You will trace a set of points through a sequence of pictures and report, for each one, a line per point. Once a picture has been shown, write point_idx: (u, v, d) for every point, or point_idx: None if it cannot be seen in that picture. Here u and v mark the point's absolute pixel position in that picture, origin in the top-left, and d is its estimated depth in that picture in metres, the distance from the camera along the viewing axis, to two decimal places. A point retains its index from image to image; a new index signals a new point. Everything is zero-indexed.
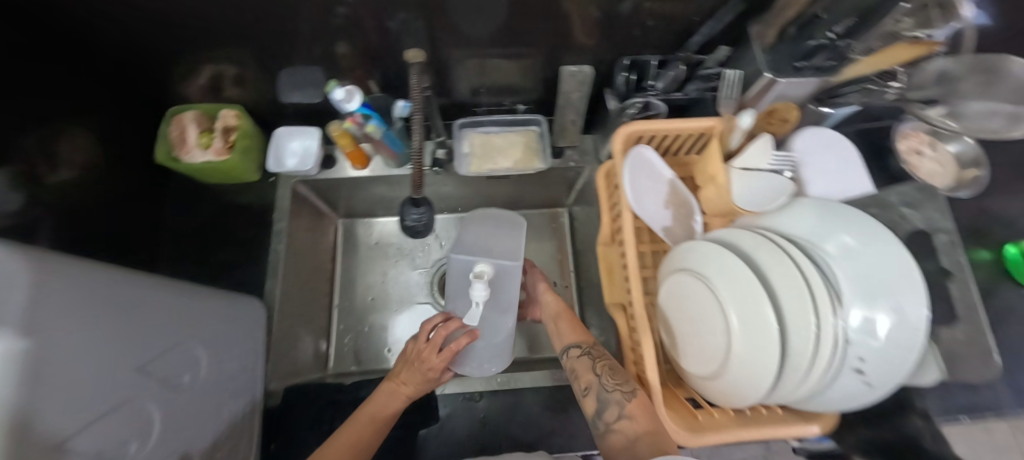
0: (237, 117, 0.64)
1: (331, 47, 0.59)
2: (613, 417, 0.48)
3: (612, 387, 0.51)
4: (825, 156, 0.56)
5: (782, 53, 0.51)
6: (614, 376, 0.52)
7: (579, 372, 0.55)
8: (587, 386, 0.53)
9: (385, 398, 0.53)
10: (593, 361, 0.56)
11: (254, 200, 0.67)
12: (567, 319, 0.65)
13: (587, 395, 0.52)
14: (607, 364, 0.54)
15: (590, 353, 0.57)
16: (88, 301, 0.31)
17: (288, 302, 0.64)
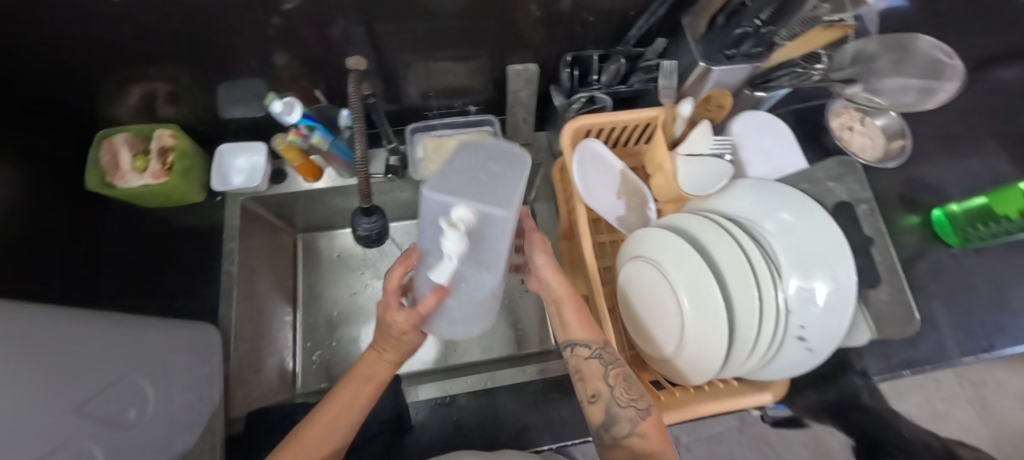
0: (175, 136, 0.61)
1: (269, 59, 0.57)
2: (623, 432, 0.43)
3: (625, 402, 0.43)
4: (763, 137, 0.61)
5: (714, 42, 0.53)
6: (632, 393, 0.44)
7: (585, 375, 0.46)
8: (595, 392, 0.45)
9: (361, 376, 0.47)
10: (604, 367, 0.46)
11: (201, 222, 0.65)
12: (575, 305, 0.48)
13: (594, 403, 0.45)
14: (622, 374, 0.45)
15: (601, 358, 0.46)
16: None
17: (244, 324, 0.62)
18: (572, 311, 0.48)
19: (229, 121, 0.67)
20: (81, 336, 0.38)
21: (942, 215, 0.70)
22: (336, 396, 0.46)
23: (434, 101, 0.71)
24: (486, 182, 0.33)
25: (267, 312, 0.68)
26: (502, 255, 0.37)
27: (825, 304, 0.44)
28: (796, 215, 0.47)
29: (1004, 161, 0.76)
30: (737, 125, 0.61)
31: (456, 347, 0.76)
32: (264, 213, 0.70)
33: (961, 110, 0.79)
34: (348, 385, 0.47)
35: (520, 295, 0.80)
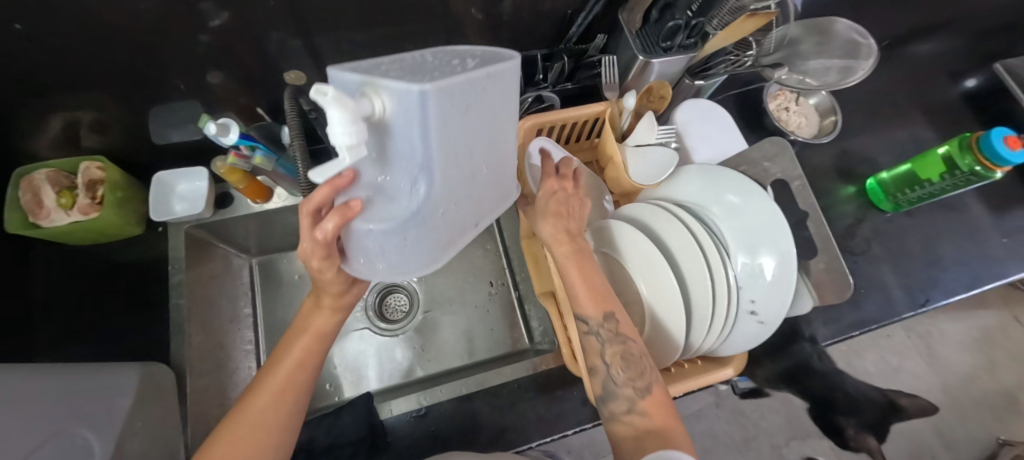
0: (103, 168, 0.57)
1: (202, 78, 0.54)
2: (621, 408, 0.40)
3: (623, 380, 0.41)
4: (704, 124, 0.63)
5: (650, 35, 0.55)
6: (632, 370, 0.41)
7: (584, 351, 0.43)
8: (592, 366, 0.42)
9: (302, 330, 0.45)
10: (602, 344, 0.41)
11: (143, 257, 0.61)
12: (580, 269, 0.43)
13: (592, 377, 0.42)
14: (622, 352, 0.41)
15: (599, 335, 0.42)
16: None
17: (199, 359, 0.59)
18: (574, 274, 0.43)
19: (166, 147, 0.64)
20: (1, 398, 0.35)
21: (875, 183, 0.76)
22: (277, 358, 0.43)
23: None
24: (412, 72, 0.28)
25: (225, 343, 0.65)
26: (427, 153, 0.28)
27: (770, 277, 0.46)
28: (739, 196, 0.50)
29: (923, 128, 0.83)
30: (680, 113, 0.63)
31: (430, 356, 0.75)
32: (213, 240, 0.67)
33: (883, 84, 0.85)
34: (291, 341, 0.44)
35: (490, 297, 0.80)
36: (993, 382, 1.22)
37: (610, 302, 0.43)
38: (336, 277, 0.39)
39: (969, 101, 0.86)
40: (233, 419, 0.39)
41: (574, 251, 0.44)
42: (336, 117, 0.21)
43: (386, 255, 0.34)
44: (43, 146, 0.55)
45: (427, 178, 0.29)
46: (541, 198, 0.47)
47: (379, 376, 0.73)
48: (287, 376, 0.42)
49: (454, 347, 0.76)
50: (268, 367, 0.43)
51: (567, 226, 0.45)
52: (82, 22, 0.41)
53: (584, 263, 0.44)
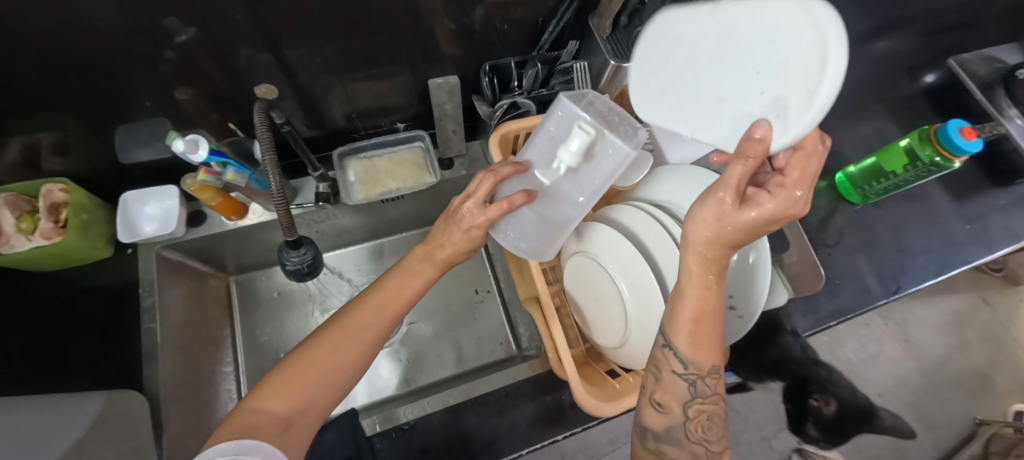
0: (68, 190, 0.55)
1: (169, 96, 0.53)
2: (675, 454, 0.42)
3: (696, 438, 0.41)
4: None
5: (621, 40, 0.56)
6: (710, 434, 0.41)
7: (666, 386, 0.41)
8: (664, 404, 0.41)
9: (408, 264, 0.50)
10: (693, 395, 0.40)
11: (110, 281, 0.59)
12: (704, 312, 0.38)
13: (656, 410, 0.42)
14: (708, 413, 0.40)
15: (693, 386, 0.40)
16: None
17: (175, 384, 0.56)
18: (690, 318, 0.38)
19: (133, 167, 0.62)
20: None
21: (843, 177, 0.78)
22: (382, 289, 0.48)
23: (360, 122, 0.70)
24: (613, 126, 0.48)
25: (203, 365, 0.63)
26: (601, 183, 0.48)
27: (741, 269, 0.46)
28: None
29: (885, 123, 0.86)
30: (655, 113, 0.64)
31: (418, 368, 0.74)
32: (187, 260, 0.65)
33: (845, 82, 0.89)
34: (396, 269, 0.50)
35: (477, 307, 0.79)
36: (966, 363, 1.27)
37: (717, 358, 0.40)
38: (467, 238, 0.48)
39: (928, 95, 0.90)
40: (339, 325, 0.44)
41: (707, 281, 0.37)
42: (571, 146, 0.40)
43: (530, 235, 0.52)
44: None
45: (588, 195, 0.49)
46: (750, 216, 0.32)
47: (367, 391, 0.72)
48: (385, 303, 0.47)
49: (442, 357, 0.75)
50: (371, 291, 0.48)
51: (719, 256, 0.36)
52: (40, 40, 0.40)
53: (711, 320, 0.38)
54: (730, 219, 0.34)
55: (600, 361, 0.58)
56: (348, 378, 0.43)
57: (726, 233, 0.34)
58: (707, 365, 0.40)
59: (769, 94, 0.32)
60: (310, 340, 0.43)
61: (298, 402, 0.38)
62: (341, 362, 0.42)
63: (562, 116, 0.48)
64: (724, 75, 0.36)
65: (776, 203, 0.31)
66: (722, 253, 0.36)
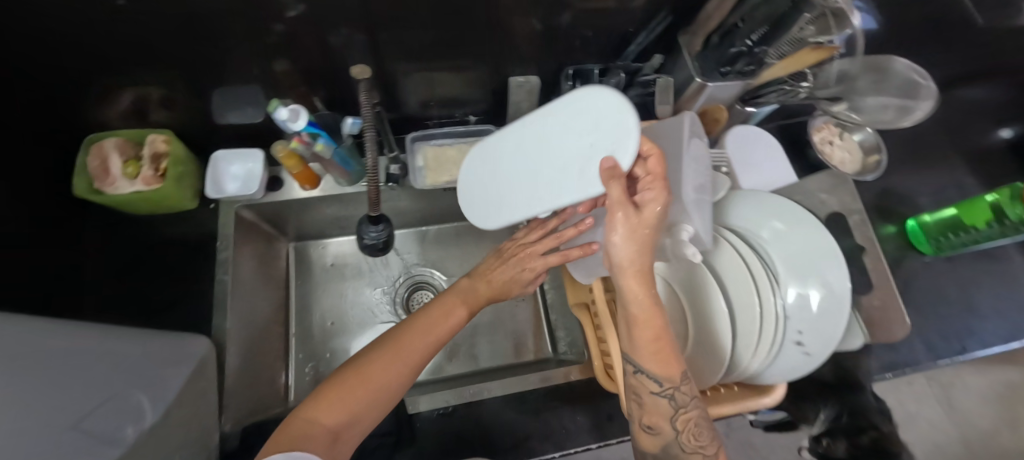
0: (168, 142, 0.59)
1: (268, 65, 0.56)
2: None
3: (691, 448, 0.41)
4: (754, 150, 0.61)
5: (711, 59, 0.56)
6: (703, 440, 0.41)
7: (648, 409, 0.42)
8: (654, 426, 0.42)
9: (451, 292, 0.57)
10: (674, 408, 0.41)
11: (192, 230, 0.63)
12: (651, 330, 0.42)
13: (649, 434, 0.43)
14: (694, 419, 0.41)
15: (671, 399, 0.41)
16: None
17: (239, 336, 0.60)
18: (650, 337, 0.41)
19: (223, 127, 0.66)
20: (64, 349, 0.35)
21: (916, 225, 0.75)
22: (417, 320, 0.51)
23: (435, 111, 0.72)
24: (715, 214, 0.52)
25: (261, 322, 0.66)
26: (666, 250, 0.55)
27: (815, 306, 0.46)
28: (790, 225, 0.50)
29: (966, 175, 0.82)
30: (731, 138, 0.61)
31: (454, 356, 0.75)
32: (259, 221, 0.69)
33: (927, 127, 0.85)
34: (440, 296, 0.56)
35: (519, 303, 0.79)
36: (1014, 440, 1.18)
37: (677, 369, 0.42)
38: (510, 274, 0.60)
39: (1013, 152, 0.85)
40: (390, 340, 0.48)
41: (648, 296, 0.41)
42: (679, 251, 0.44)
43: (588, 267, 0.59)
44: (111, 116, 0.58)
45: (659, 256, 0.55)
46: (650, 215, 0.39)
47: None
48: (426, 331, 0.50)
49: (478, 347, 0.76)
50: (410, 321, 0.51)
51: (646, 268, 0.41)
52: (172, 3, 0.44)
53: (657, 338, 0.42)
54: (638, 224, 0.39)
55: None
56: (395, 397, 0.45)
57: (641, 236, 0.40)
58: (678, 376, 0.42)
59: (594, 143, 0.40)
60: (354, 361, 0.45)
61: (346, 416, 0.40)
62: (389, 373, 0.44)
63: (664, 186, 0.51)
64: (556, 152, 0.44)
65: (657, 196, 0.39)
66: (648, 266, 0.41)
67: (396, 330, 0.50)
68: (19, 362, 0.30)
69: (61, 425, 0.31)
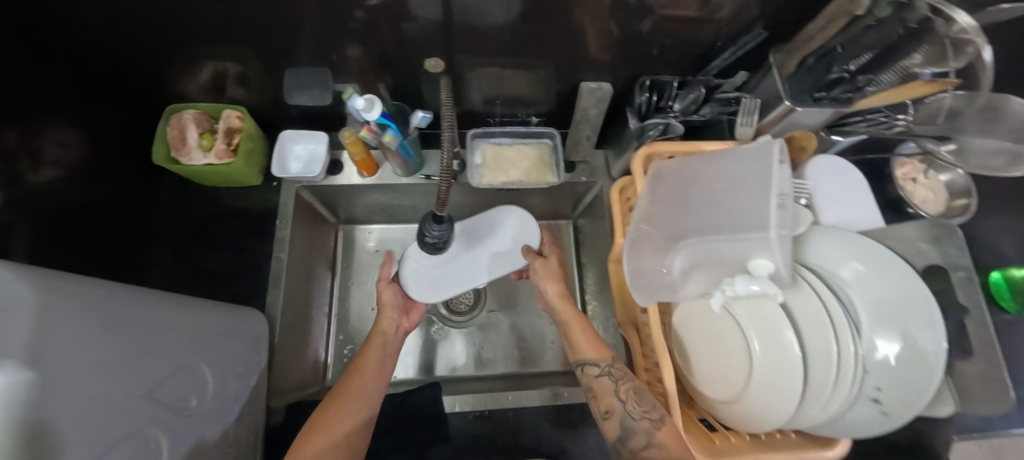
0: (241, 118, 0.60)
1: (341, 51, 0.56)
2: (641, 445, 0.45)
3: (638, 415, 0.46)
4: (838, 183, 0.57)
5: (805, 83, 0.52)
6: (643, 403, 0.47)
7: (598, 394, 0.50)
8: (608, 409, 0.49)
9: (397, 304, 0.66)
10: (614, 384, 0.50)
11: (255, 205, 0.66)
12: (581, 328, 0.56)
13: (608, 420, 0.48)
14: (632, 387, 0.49)
15: (610, 375, 0.51)
16: (65, 327, 0.28)
17: (288, 313, 0.62)
18: (580, 332, 0.56)
19: (291, 107, 0.67)
20: (144, 316, 0.36)
21: (1000, 278, 0.67)
22: (365, 351, 0.57)
23: (497, 107, 0.71)
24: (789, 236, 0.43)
25: (308, 301, 0.68)
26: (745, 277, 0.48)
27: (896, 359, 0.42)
28: (872, 267, 0.46)
29: None
30: (812, 169, 0.57)
31: (487, 356, 0.75)
32: (316, 203, 0.71)
33: None
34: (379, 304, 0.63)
35: None
36: None
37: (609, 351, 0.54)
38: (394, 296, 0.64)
39: None
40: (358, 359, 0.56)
41: (571, 309, 0.58)
42: (756, 287, 0.38)
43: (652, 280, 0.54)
44: (192, 88, 0.61)
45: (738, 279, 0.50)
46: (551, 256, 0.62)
47: (438, 366, 0.74)
48: (378, 362, 0.56)
49: (511, 351, 0.76)
50: (360, 355, 0.57)
51: (563, 289, 0.60)
52: None
53: (586, 328, 0.56)
54: (548, 265, 0.61)
55: (690, 407, 0.54)
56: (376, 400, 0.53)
57: (552, 269, 0.61)
58: (599, 359, 0.52)
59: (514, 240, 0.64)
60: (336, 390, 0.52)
61: (337, 436, 0.47)
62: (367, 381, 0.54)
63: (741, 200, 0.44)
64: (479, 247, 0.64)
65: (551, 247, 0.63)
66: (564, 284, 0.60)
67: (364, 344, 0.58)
68: (109, 326, 0.32)
69: (137, 393, 0.33)
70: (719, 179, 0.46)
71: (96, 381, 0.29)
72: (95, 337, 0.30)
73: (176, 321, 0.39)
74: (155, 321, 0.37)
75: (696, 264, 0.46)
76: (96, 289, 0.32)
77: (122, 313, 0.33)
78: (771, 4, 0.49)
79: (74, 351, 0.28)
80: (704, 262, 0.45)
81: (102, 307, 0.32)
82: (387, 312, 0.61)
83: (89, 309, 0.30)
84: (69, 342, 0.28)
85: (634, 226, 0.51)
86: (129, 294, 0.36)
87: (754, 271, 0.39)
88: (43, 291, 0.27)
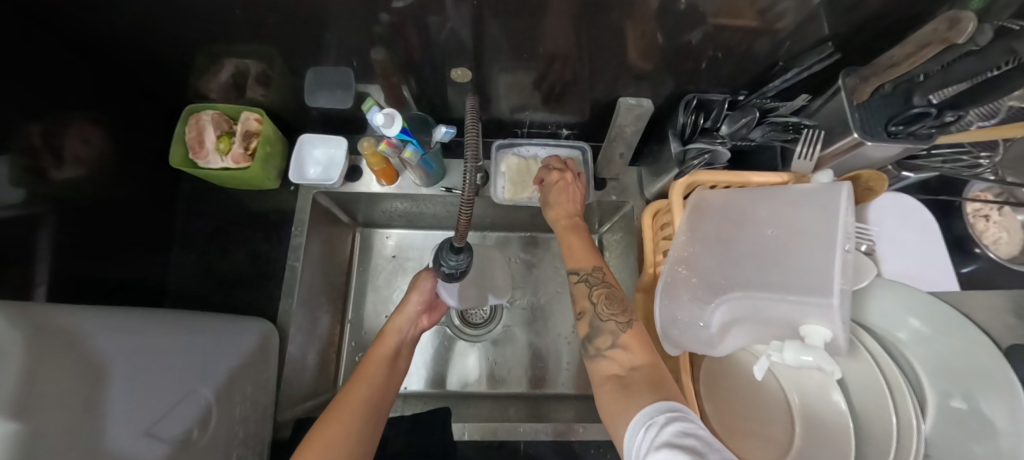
0: (260, 121, 0.59)
1: (365, 54, 0.53)
2: (606, 344, 0.43)
3: (606, 317, 0.45)
4: (902, 228, 0.53)
5: (874, 111, 0.47)
6: (614, 307, 0.45)
7: (575, 298, 0.49)
8: (581, 310, 0.48)
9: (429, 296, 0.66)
10: (589, 288, 0.48)
11: (273, 208, 0.65)
12: (575, 240, 0.54)
13: (580, 319, 0.47)
14: (605, 292, 0.47)
15: (587, 280, 0.49)
16: (48, 373, 0.28)
17: (301, 323, 0.61)
18: (574, 246, 0.53)
19: (312, 108, 0.65)
20: (135, 352, 0.36)
21: None
22: (376, 349, 0.55)
23: (526, 116, 0.66)
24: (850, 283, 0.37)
25: (322, 308, 0.67)
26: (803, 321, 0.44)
27: (959, 432, 0.37)
28: (936, 327, 0.41)
29: None
30: (874, 212, 0.53)
31: (501, 373, 0.73)
32: (334, 207, 0.69)
33: None
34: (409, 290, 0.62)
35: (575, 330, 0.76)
36: None
37: (596, 257, 0.51)
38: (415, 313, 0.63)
39: None
40: (379, 345, 0.56)
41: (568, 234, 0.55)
42: (809, 358, 0.32)
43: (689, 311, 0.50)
44: (213, 88, 0.59)
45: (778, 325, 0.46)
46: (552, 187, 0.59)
47: (448, 380, 0.72)
48: (387, 364, 0.54)
49: (526, 370, 0.73)
50: (369, 354, 0.55)
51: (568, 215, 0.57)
52: None
53: (583, 240, 0.54)
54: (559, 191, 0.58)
55: None
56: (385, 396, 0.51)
57: (555, 196, 0.58)
58: (584, 267, 0.50)
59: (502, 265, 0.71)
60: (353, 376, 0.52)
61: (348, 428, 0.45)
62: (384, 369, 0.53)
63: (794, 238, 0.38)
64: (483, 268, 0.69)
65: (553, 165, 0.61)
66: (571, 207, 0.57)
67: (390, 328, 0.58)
68: (98, 364, 0.32)
69: (130, 431, 0.32)
70: (771, 224, 0.41)
71: (82, 424, 0.29)
72: (80, 379, 0.30)
73: (178, 349, 0.40)
74: (148, 354, 0.37)
75: (738, 319, 0.41)
76: (76, 334, 0.32)
77: (107, 352, 0.34)
78: (850, 21, 0.42)
79: (58, 397, 0.28)
80: (750, 315, 0.40)
81: (85, 348, 0.32)
82: (411, 303, 0.60)
83: (70, 353, 0.31)
84: (53, 387, 0.28)
85: (669, 268, 0.47)
86: (114, 328, 0.36)
87: (807, 338, 0.34)
88: (30, 337, 0.28)
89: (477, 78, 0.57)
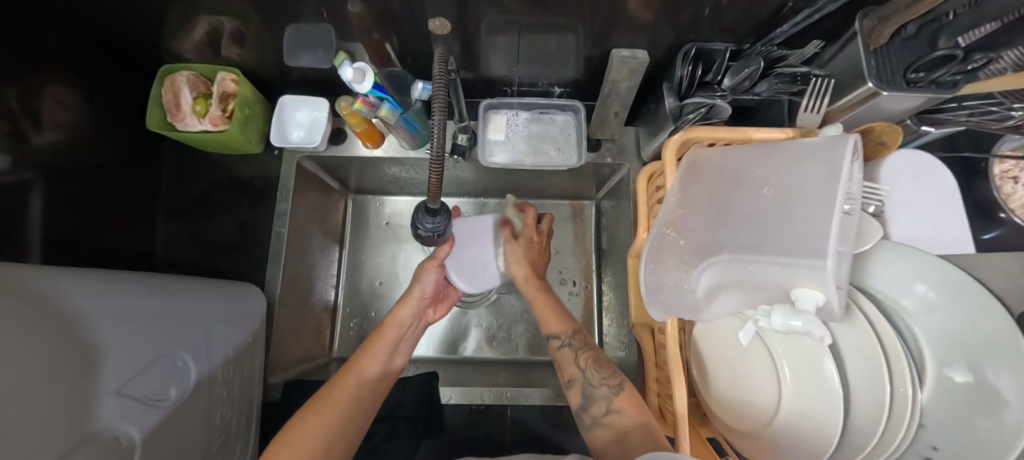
0: (237, 81, 0.57)
1: (341, 10, 0.49)
2: (602, 411, 0.44)
3: (597, 381, 0.46)
4: (916, 187, 0.48)
5: (895, 59, 0.41)
6: (602, 369, 0.47)
7: (562, 364, 0.50)
8: (570, 378, 0.49)
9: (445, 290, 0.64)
10: (575, 353, 0.50)
11: (258, 175, 0.64)
12: (547, 302, 0.55)
13: (571, 388, 0.48)
14: (591, 355, 0.49)
15: (571, 345, 0.51)
16: (15, 336, 0.27)
17: (290, 290, 0.61)
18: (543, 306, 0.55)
19: (292, 69, 0.62)
20: (106, 311, 0.35)
21: None
22: (372, 343, 0.53)
23: (515, 74, 0.63)
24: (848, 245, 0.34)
25: (313, 275, 0.67)
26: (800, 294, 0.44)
27: (959, 404, 0.35)
28: (945, 293, 0.38)
29: None
30: (888, 169, 0.48)
31: (494, 338, 0.73)
32: (321, 172, 0.68)
33: None
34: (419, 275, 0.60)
35: (570, 297, 0.75)
36: None
37: (574, 321, 0.54)
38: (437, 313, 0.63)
39: None
40: (379, 332, 0.55)
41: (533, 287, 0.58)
42: (797, 324, 0.31)
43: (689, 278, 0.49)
44: (187, 47, 0.56)
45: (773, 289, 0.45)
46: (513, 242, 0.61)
47: (445, 346, 0.72)
48: (387, 353, 0.53)
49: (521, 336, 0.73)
50: (366, 346, 0.53)
51: (528, 269, 0.59)
52: None
53: (551, 302, 0.56)
54: (520, 249, 0.60)
55: (701, 423, 0.50)
56: (382, 389, 0.50)
57: (520, 248, 0.60)
58: (563, 332, 0.52)
59: None
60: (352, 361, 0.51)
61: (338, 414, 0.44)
62: (378, 359, 0.52)
63: (799, 191, 0.35)
64: None
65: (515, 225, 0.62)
66: (530, 265, 0.60)
67: (393, 317, 0.57)
68: (68, 320, 0.32)
69: (105, 391, 0.33)
70: (768, 183, 0.38)
71: (60, 383, 0.29)
72: (54, 335, 0.30)
73: (151, 309, 0.40)
74: (115, 313, 0.36)
75: (726, 283, 0.39)
76: (39, 293, 0.31)
77: (67, 309, 0.32)
78: None
79: (30, 357, 0.27)
80: (742, 279, 0.37)
81: (60, 301, 0.32)
82: (427, 287, 0.59)
83: (37, 309, 0.30)
84: (24, 347, 0.27)
85: (657, 230, 0.45)
86: (82, 286, 0.35)
87: (798, 301, 0.32)
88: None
89: (462, 34, 0.53)
